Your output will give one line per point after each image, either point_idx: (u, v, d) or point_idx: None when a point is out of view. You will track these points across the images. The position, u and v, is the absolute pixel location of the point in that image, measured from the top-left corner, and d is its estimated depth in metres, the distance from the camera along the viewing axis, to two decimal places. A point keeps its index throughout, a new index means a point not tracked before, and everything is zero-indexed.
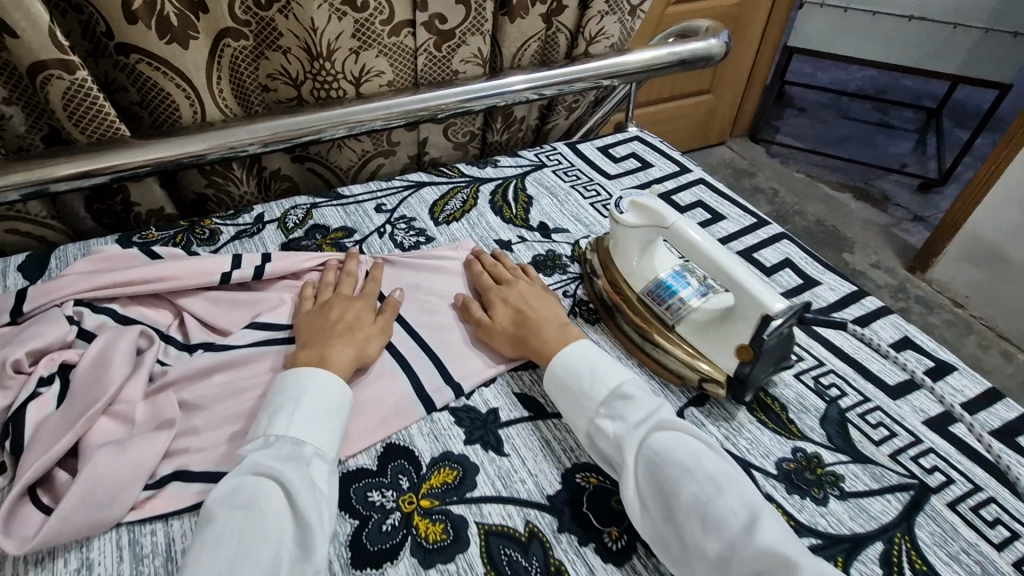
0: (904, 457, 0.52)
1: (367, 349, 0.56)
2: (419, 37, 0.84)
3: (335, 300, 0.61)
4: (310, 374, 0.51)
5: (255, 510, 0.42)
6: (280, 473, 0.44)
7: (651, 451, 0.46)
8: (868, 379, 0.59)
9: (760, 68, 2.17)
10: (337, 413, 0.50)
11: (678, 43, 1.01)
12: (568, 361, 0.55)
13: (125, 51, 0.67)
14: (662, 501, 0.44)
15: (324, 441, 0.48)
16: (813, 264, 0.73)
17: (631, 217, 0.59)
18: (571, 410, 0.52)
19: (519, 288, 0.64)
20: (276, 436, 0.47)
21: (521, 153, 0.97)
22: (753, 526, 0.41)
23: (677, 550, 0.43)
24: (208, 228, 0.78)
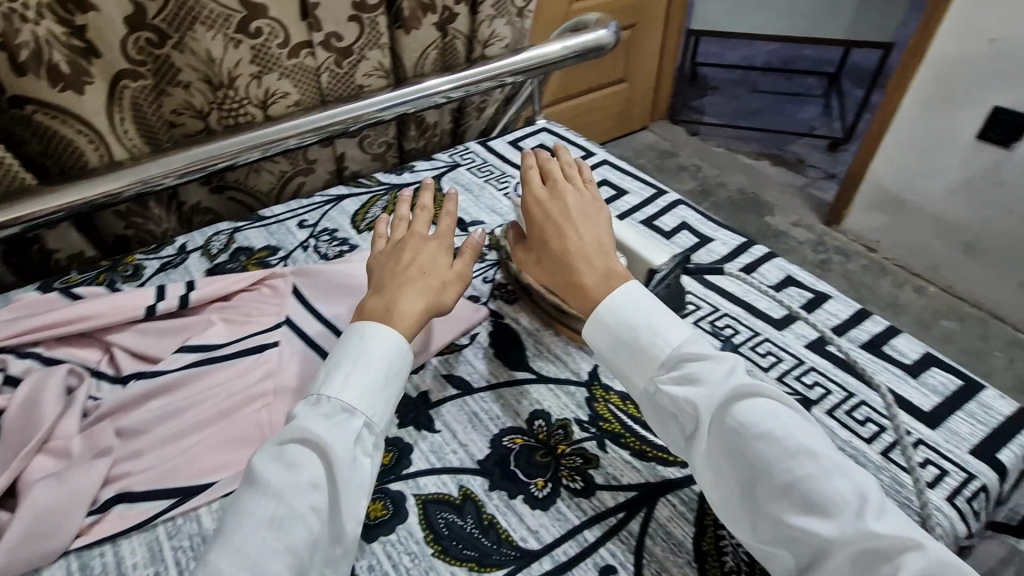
0: (789, 378, 0.59)
1: (440, 300, 0.58)
2: (318, 56, 0.87)
3: (409, 242, 0.62)
4: (375, 333, 0.52)
5: (295, 479, 0.44)
6: (326, 443, 0.46)
7: (737, 422, 0.44)
8: (757, 316, 0.66)
9: (668, 53, 2.30)
10: (391, 381, 0.51)
11: (571, 36, 1.07)
12: (620, 312, 0.52)
13: (19, 103, 0.68)
14: (747, 473, 0.44)
15: (375, 412, 0.49)
16: (706, 223, 0.81)
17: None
18: (631, 367, 0.51)
19: (574, 217, 0.60)
20: (329, 396, 0.49)
21: (437, 156, 1.02)
22: (860, 508, 0.40)
23: (762, 524, 0.43)
24: (132, 264, 0.79)
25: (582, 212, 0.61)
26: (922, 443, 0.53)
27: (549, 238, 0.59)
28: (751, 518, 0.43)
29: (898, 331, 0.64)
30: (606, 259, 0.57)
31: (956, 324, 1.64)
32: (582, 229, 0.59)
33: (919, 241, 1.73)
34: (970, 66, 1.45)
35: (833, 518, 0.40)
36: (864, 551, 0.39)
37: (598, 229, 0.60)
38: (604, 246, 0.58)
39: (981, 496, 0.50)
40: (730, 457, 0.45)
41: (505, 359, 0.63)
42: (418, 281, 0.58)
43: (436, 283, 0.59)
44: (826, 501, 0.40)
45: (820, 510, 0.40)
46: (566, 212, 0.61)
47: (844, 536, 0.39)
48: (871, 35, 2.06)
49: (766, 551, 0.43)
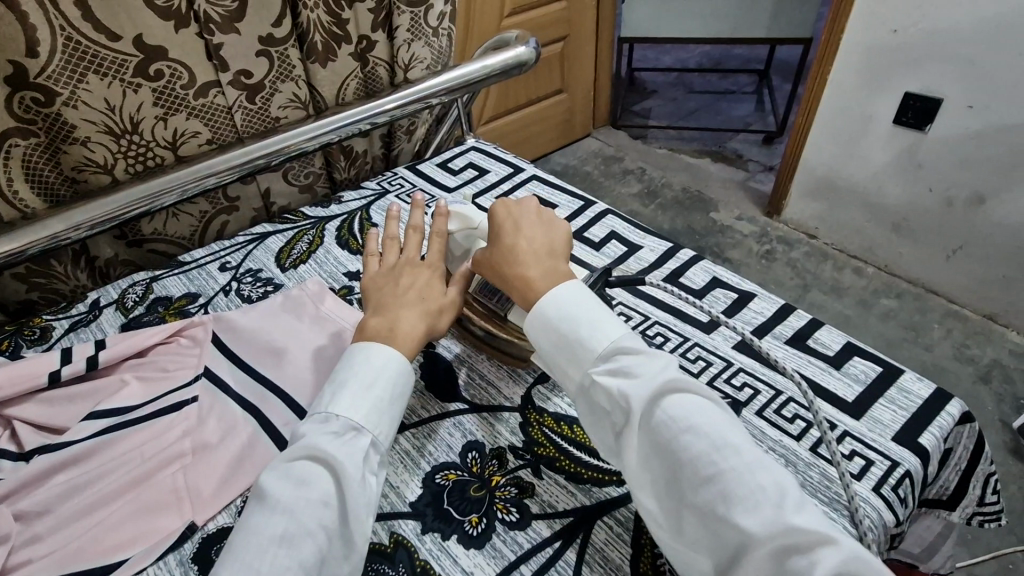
0: (719, 381, 0.60)
1: (437, 325, 0.58)
2: (229, 94, 0.84)
3: (404, 265, 0.62)
4: (386, 355, 0.52)
5: (305, 495, 0.43)
6: (333, 457, 0.45)
7: (663, 416, 0.44)
8: (686, 322, 0.67)
9: (602, 61, 2.34)
10: (397, 400, 0.51)
11: (492, 55, 1.07)
12: (559, 311, 0.52)
13: None
14: (673, 469, 0.43)
15: (381, 430, 0.49)
16: (635, 231, 0.81)
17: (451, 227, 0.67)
18: (567, 361, 0.51)
19: (530, 221, 0.60)
20: (336, 413, 0.48)
21: (365, 184, 1.00)
22: (781, 503, 0.39)
23: (686, 521, 0.42)
24: (38, 327, 0.74)
25: (539, 217, 0.61)
26: (848, 435, 0.55)
27: (501, 236, 0.59)
28: (675, 515, 0.42)
29: (821, 323, 0.66)
30: (557, 263, 0.57)
31: (895, 300, 1.71)
32: (536, 232, 0.59)
33: (852, 225, 1.80)
34: (880, 57, 1.52)
35: (753, 512, 0.39)
36: (784, 547, 0.37)
37: (555, 235, 0.60)
38: (555, 250, 0.58)
39: (907, 482, 0.51)
40: (656, 452, 0.44)
41: (436, 390, 0.61)
42: (417, 304, 0.57)
43: (436, 307, 0.58)
44: (747, 495, 0.39)
45: (740, 505, 0.39)
46: (524, 216, 0.60)
47: (763, 530, 0.38)
48: (792, 32, 2.14)
49: (688, 550, 0.42)
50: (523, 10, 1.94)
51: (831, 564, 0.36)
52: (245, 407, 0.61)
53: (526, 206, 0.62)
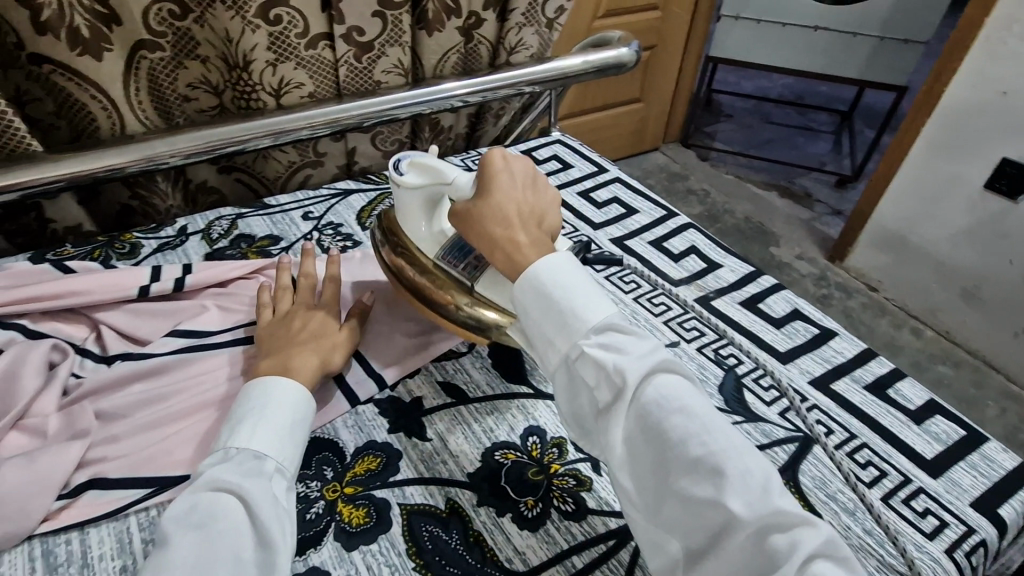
0: (790, 413, 0.58)
1: (334, 361, 0.56)
2: (338, 49, 0.86)
3: (295, 311, 0.59)
4: (281, 387, 0.49)
5: (215, 527, 0.39)
6: (243, 487, 0.41)
7: (655, 394, 0.41)
8: (761, 348, 0.65)
9: (686, 76, 2.30)
10: (302, 428, 0.48)
11: (592, 52, 1.07)
12: (554, 281, 0.46)
13: (37, 61, 0.67)
14: (657, 449, 0.40)
15: (288, 456, 0.45)
16: (716, 249, 0.80)
17: (411, 179, 0.58)
18: (554, 330, 0.46)
19: (528, 183, 0.54)
20: (236, 449, 0.44)
21: (449, 159, 1.01)
22: (766, 486, 0.38)
23: (666, 502, 0.40)
24: (129, 242, 0.77)
25: (531, 182, 0.54)
26: (923, 492, 0.52)
27: (492, 190, 0.52)
28: (656, 496, 0.41)
29: (904, 375, 0.63)
30: (546, 235, 0.52)
31: (951, 369, 1.63)
32: (532, 196, 0.53)
33: (919, 284, 1.73)
34: (985, 115, 1.44)
35: (742, 494, 0.37)
36: (768, 529, 0.36)
37: (546, 202, 0.55)
38: (545, 221, 0.53)
39: (980, 551, 0.49)
40: (643, 431, 0.41)
41: (503, 371, 0.61)
42: (310, 346, 0.55)
43: (329, 347, 0.56)
44: (737, 478, 0.38)
45: (729, 487, 0.37)
46: (518, 172, 0.54)
47: (752, 514, 0.36)
48: (888, 76, 2.06)
49: (663, 531, 0.40)
50: (618, 13, 1.92)
51: (810, 547, 0.36)
52: None
53: (521, 162, 0.55)
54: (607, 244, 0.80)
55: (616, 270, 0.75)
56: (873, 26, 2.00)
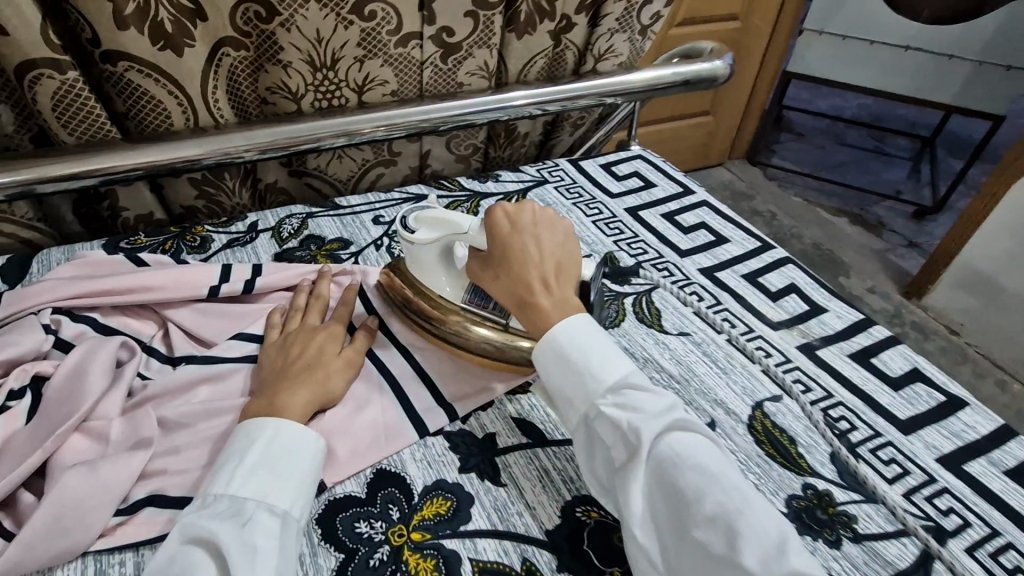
0: (918, 497, 0.50)
1: (329, 387, 0.51)
2: (426, 49, 0.82)
3: (298, 334, 0.55)
4: (268, 423, 0.45)
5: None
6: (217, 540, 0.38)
7: (669, 452, 0.41)
8: (878, 413, 0.57)
9: (759, 91, 2.16)
10: (298, 463, 0.44)
11: (683, 63, 1.00)
12: (569, 340, 0.48)
13: (112, 59, 0.65)
14: (675, 506, 0.40)
15: (272, 497, 0.41)
16: (820, 290, 0.72)
17: (424, 233, 0.58)
18: (572, 388, 0.47)
19: (540, 228, 0.54)
20: (216, 494, 0.41)
21: (523, 168, 0.96)
22: (782, 545, 0.37)
23: (683, 560, 0.39)
24: (200, 235, 0.75)
25: (547, 228, 0.55)
26: None
27: (500, 246, 0.53)
28: (671, 555, 0.40)
29: None
30: (568, 283, 0.53)
31: None
32: (547, 243, 0.53)
33: (1010, 333, 1.58)
34: None
35: (756, 552, 0.37)
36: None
37: (565, 245, 0.55)
38: (565, 266, 0.53)
39: None
40: (660, 490, 0.41)
41: None
42: (304, 372, 0.51)
43: (325, 371, 0.52)
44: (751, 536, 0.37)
45: (743, 546, 0.37)
46: (528, 220, 0.54)
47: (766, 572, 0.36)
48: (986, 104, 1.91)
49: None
50: (697, 21, 1.83)
51: None
52: (381, 369, 0.57)
53: (528, 209, 0.55)
54: (697, 274, 0.73)
55: (708, 305, 0.69)
56: (972, 49, 1.86)
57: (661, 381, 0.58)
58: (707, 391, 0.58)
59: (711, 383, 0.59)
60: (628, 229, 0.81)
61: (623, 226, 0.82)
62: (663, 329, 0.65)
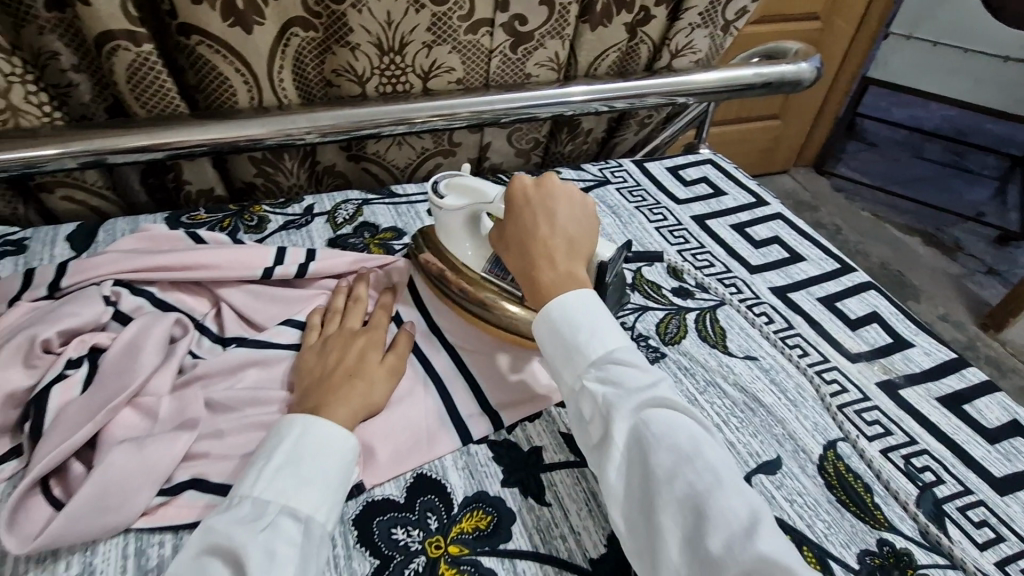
0: (1012, 568, 0.44)
1: (370, 398, 0.49)
2: (496, 37, 0.79)
3: (337, 339, 0.54)
4: (294, 421, 0.44)
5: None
6: (234, 549, 0.37)
7: (643, 429, 0.40)
8: (969, 467, 0.51)
9: (833, 98, 2.04)
10: (323, 464, 0.42)
11: (766, 64, 0.93)
12: (564, 312, 0.46)
13: (186, 32, 0.66)
14: (649, 486, 0.38)
15: (295, 501, 0.40)
16: (905, 322, 0.65)
17: (452, 200, 0.58)
18: (560, 361, 0.46)
19: (556, 203, 0.51)
20: (243, 495, 0.40)
21: (585, 165, 0.92)
22: (753, 528, 0.35)
23: (651, 537, 0.37)
24: (257, 215, 0.76)
25: (565, 203, 0.52)
26: None
27: (511, 219, 0.51)
28: (642, 531, 0.38)
29: None
30: (576, 261, 0.50)
31: None
32: (559, 219, 0.51)
33: None
34: None
35: (722, 533, 0.35)
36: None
37: (580, 223, 0.52)
38: (577, 244, 0.51)
39: None
40: (636, 467, 0.40)
41: None
42: (348, 380, 0.49)
43: (367, 380, 0.50)
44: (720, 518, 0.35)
45: (709, 528, 0.35)
46: (543, 193, 0.52)
47: (729, 555, 0.34)
48: None
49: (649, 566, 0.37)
50: (776, 19, 1.73)
51: None
52: (428, 370, 0.55)
53: (546, 183, 0.52)
54: (767, 294, 0.68)
55: (779, 328, 0.64)
56: None
57: (723, 409, 0.54)
58: (774, 424, 0.53)
59: (777, 415, 0.54)
60: (693, 239, 0.76)
61: (688, 235, 0.77)
62: (728, 350, 0.61)
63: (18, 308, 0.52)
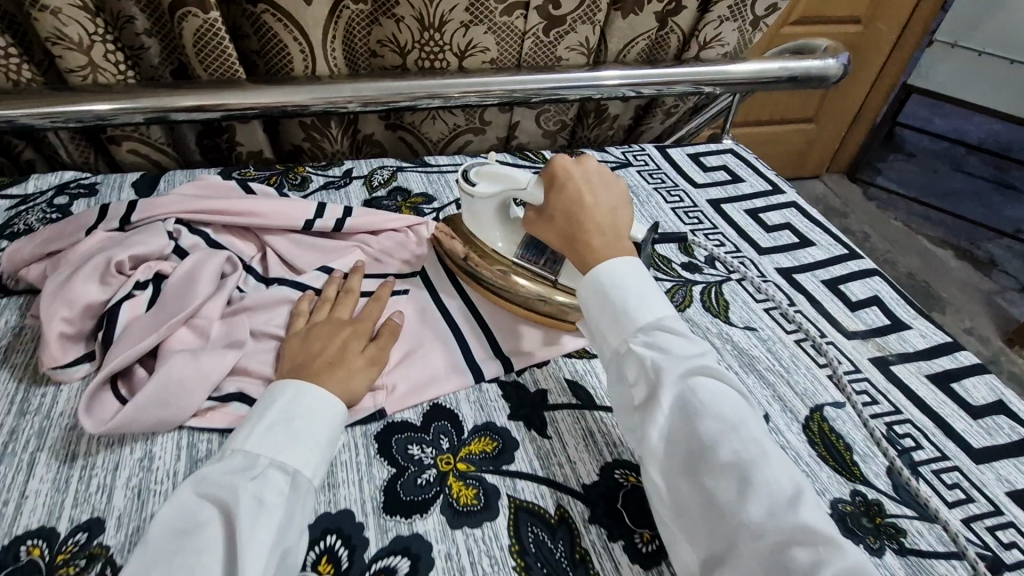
0: (978, 526, 0.48)
1: (351, 387, 0.50)
2: (530, 20, 0.84)
3: (327, 324, 0.55)
4: (287, 386, 0.47)
5: (186, 538, 0.38)
6: (224, 494, 0.40)
7: (690, 395, 0.42)
8: (949, 436, 0.54)
9: (871, 104, 2.00)
10: (313, 427, 0.45)
11: (793, 59, 0.96)
12: (613, 281, 0.49)
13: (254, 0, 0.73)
14: (692, 450, 0.41)
15: (285, 456, 0.43)
16: (905, 307, 0.68)
17: (484, 186, 0.59)
18: (606, 325, 0.48)
19: (595, 179, 0.55)
20: (235, 448, 0.43)
21: (609, 148, 0.96)
22: (795, 501, 0.37)
23: (692, 499, 0.40)
24: (301, 175, 0.82)
25: (603, 181, 0.56)
26: None
27: (554, 193, 0.55)
28: (679, 491, 0.40)
29: None
30: (620, 233, 0.53)
31: None
32: (601, 193, 0.55)
33: None
34: None
35: (766, 502, 0.37)
36: (791, 543, 0.36)
37: (620, 197, 0.56)
38: (618, 217, 0.54)
39: None
40: (679, 431, 0.42)
41: None
42: (332, 364, 0.50)
43: (348, 370, 0.50)
44: (766, 487, 0.37)
45: (752, 495, 0.37)
46: (582, 169, 0.56)
47: (773, 522, 0.36)
48: None
49: (686, 526, 0.40)
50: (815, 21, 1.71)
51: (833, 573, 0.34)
52: (448, 317, 0.61)
53: (584, 163, 0.56)
54: (773, 273, 0.72)
55: (781, 304, 0.67)
56: None
57: None
58: (767, 386, 0.57)
59: (771, 379, 0.58)
60: (707, 220, 0.80)
61: (702, 216, 0.81)
62: (729, 320, 0.64)
63: (94, 235, 0.59)
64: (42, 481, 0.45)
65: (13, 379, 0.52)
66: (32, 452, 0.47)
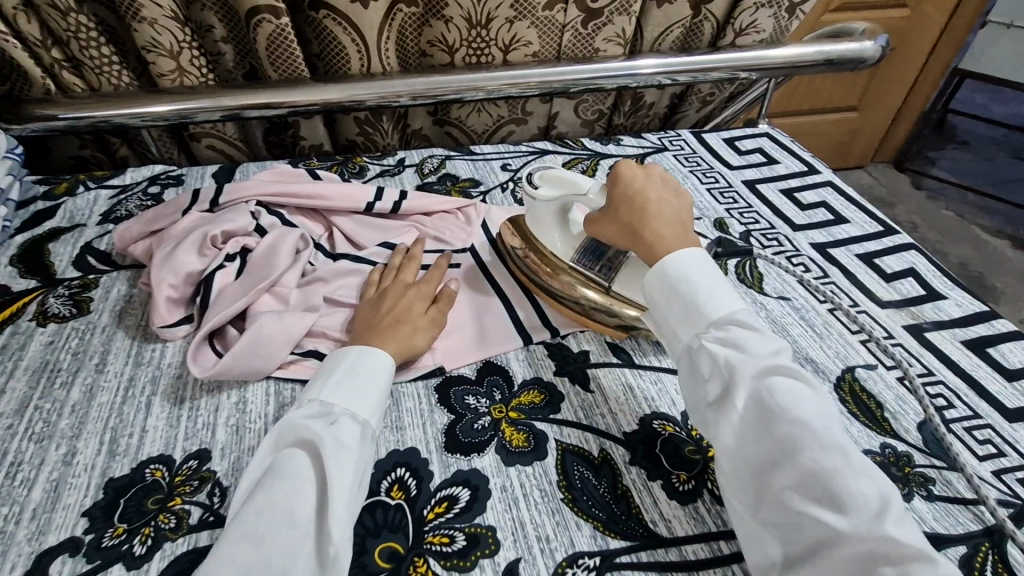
0: (1008, 477, 0.50)
1: (413, 343, 0.55)
2: (569, 13, 0.89)
3: (390, 289, 0.59)
4: (349, 348, 0.53)
5: (279, 472, 0.44)
6: (311, 437, 0.46)
7: (768, 398, 0.43)
8: (981, 396, 0.56)
9: (921, 91, 1.93)
10: (375, 380, 0.50)
11: (830, 42, 0.97)
12: (684, 274, 0.51)
13: (316, 7, 0.81)
14: (768, 451, 0.41)
15: (353, 403, 0.48)
16: (941, 278, 0.70)
17: (544, 191, 0.63)
18: (677, 319, 0.50)
19: (660, 180, 0.57)
20: (312, 401, 0.49)
21: (646, 134, 0.99)
22: (881, 511, 0.37)
23: (768, 502, 0.40)
24: (359, 164, 0.89)
25: (670, 185, 0.57)
26: None
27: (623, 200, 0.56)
28: (755, 496, 0.41)
29: None
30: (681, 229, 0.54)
31: None
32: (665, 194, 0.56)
33: None
34: None
35: (850, 509, 0.37)
36: (877, 555, 0.36)
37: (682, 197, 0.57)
38: (682, 218, 0.55)
39: None
40: (757, 430, 0.42)
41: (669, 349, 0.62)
42: (394, 325, 0.55)
43: (410, 326, 0.56)
44: (850, 496, 0.37)
45: (837, 503, 0.38)
46: (649, 173, 0.57)
47: (857, 532, 0.36)
48: None
49: (763, 529, 0.40)
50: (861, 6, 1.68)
51: None
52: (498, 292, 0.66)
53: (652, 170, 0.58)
54: (808, 248, 0.74)
55: (815, 277, 0.70)
56: None
57: None
58: (800, 350, 0.60)
59: (804, 343, 0.61)
60: (742, 200, 0.83)
61: (738, 196, 0.84)
62: (763, 291, 0.67)
63: (190, 216, 0.67)
64: (158, 420, 0.53)
65: (129, 337, 0.61)
66: (148, 396, 0.55)
